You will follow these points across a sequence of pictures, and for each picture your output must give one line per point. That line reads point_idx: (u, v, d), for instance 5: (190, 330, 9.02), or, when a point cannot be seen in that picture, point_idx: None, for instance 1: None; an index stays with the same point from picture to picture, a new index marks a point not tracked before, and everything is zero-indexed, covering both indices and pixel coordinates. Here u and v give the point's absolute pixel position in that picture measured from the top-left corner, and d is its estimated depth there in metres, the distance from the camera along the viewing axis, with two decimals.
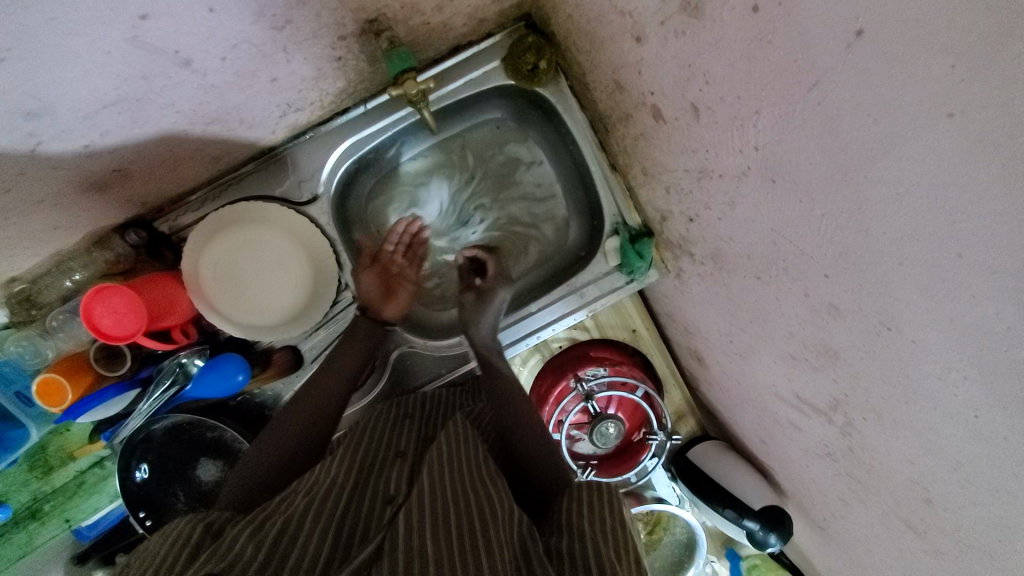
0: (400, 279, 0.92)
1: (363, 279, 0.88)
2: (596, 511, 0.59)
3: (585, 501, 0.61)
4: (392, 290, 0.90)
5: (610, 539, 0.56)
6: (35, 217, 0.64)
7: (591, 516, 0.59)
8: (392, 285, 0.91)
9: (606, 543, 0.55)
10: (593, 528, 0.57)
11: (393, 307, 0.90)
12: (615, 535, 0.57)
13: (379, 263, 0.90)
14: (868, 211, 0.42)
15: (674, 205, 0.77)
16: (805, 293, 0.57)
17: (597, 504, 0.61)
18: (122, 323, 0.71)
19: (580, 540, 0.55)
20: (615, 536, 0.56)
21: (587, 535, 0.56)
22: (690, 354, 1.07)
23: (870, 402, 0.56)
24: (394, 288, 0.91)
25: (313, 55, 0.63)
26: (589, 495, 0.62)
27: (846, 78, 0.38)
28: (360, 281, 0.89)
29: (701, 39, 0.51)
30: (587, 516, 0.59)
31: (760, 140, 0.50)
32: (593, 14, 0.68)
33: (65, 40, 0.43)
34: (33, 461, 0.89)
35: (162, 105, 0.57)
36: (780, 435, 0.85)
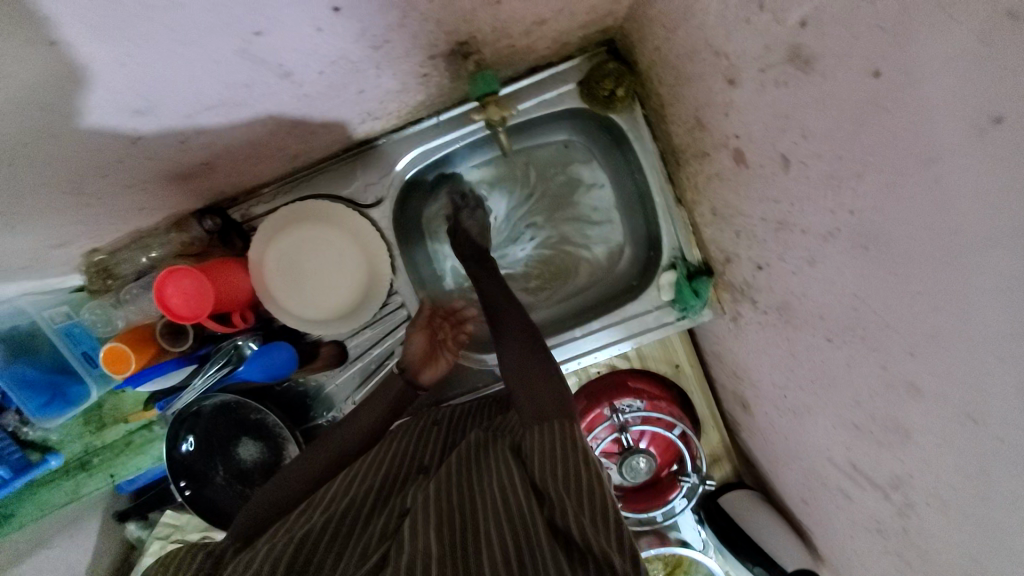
0: (446, 351, 0.91)
1: (415, 339, 0.87)
2: (579, 475, 0.60)
3: (567, 465, 0.62)
4: (436, 358, 0.89)
5: (595, 511, 0.58)
6: (125, 199, 0.67)
7: (570, 483, 0.60)
8: (437, 352, 0.90)
9: (588, 513, 0.57)
10: (573, 499, 0.58)
11: (431, 373, 0.88)
12: (598, 503, 0.58)
13: (430, 327, 0.90)
14: (975, 300, 0.39)
15: (742, 249, 0.74)
16: (883, 366, 0.53)
17: (577, 467, 0.61)
18: (189, 304, 0.75)
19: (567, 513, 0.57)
20: (598, 506, 0.58)
21: (572, 510, 0.57)
22: (735, 399, 1.03)
23: (941, 492, 0.52)
24: (438, 355, 0.90)
25: (400, 71, 0.64)
26: (570, 456, 0.62)
27: (974, 163, 0.35)
28: (409, 339, 0.88)
29: (806, 93, 0.48)
30: (571, 482, 0.60)
31: (857, 205, 0.47)
32: (684, 49, 0.66)
33: (182, 49, 0.45)
34: (87, 417, 0.94)
35: (254, 110, 0.59)
36: (826, 500, 0.81)
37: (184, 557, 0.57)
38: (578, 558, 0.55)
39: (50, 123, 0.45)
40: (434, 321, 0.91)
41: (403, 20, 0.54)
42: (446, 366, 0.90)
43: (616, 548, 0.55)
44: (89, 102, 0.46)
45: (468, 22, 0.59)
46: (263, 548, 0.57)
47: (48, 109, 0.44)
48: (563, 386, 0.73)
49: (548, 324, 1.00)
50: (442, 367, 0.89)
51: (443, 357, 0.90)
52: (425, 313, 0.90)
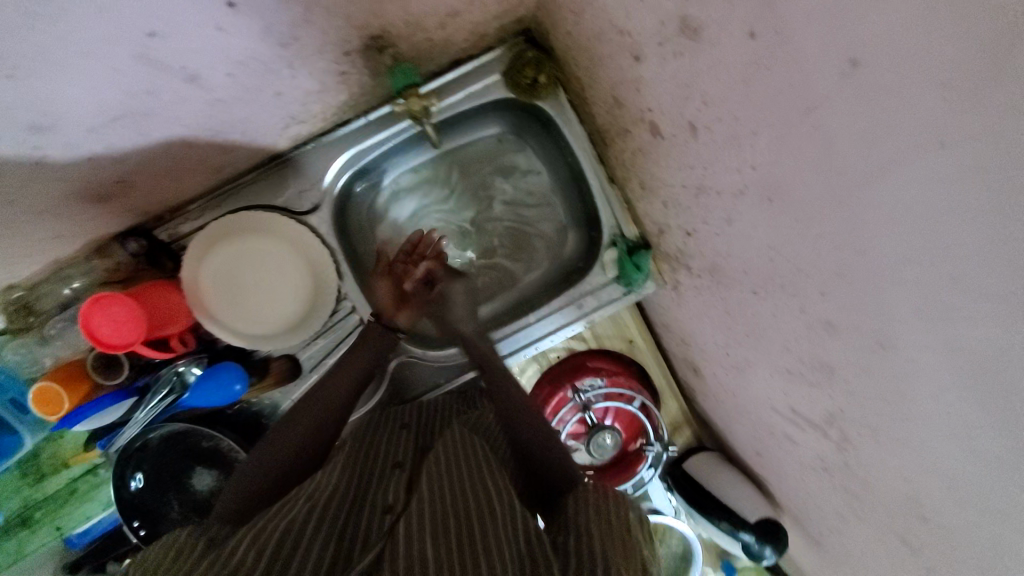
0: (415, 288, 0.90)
1: (378, 285, 0.89)
2: (611, 513, 0.59)
3: (601, 500, 0.61)
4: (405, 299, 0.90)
5: (620, 546, 0.55)
6: (36, 226, 0.64)
7: (601, 513, 0.59)
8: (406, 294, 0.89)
9: (612, 542, 0.55)
10: (603, 528, 0.57)
11: (406, 315, 0.89)
12: (624, 536, 0.57)
13: (392, 271, 0.90)
14: (864, 231, 0.43)
15: (671, 219, 0.78)
16: (801, 309, 0.57)
17: (608, 506, 0.60)
18: (121, 331, 0.71)
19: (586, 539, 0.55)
20: (624, 541, 0.56)
21: (593, 533, 0.56)
22: (686, 365, 1.08)
23: (866, 418, 0.57)
24: (407, 295, 0.89)
25: (317, 70, 0.64)
26: (605, 498, 0.62)
27: (843, 104, 0.39)
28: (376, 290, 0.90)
29: (699, 60, 0.52)
30: (601, 516, 0.58)
31: (757, 159, 0.51)
32: (593, 32, 0.69)
33: (76, 57, 0.43)
34: (24, 469, 0.89)
35: (167, 119, 0.58)
36: (776, 447, 0.86)
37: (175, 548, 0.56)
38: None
39: None
40: (395, 264, 0.91)
41: (309, 14, 0.54)
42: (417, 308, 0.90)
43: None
44: None
45: (379, 16, 0.59)
46: (248, 536, 0.56)
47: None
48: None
49: (504, 314, 1.01)
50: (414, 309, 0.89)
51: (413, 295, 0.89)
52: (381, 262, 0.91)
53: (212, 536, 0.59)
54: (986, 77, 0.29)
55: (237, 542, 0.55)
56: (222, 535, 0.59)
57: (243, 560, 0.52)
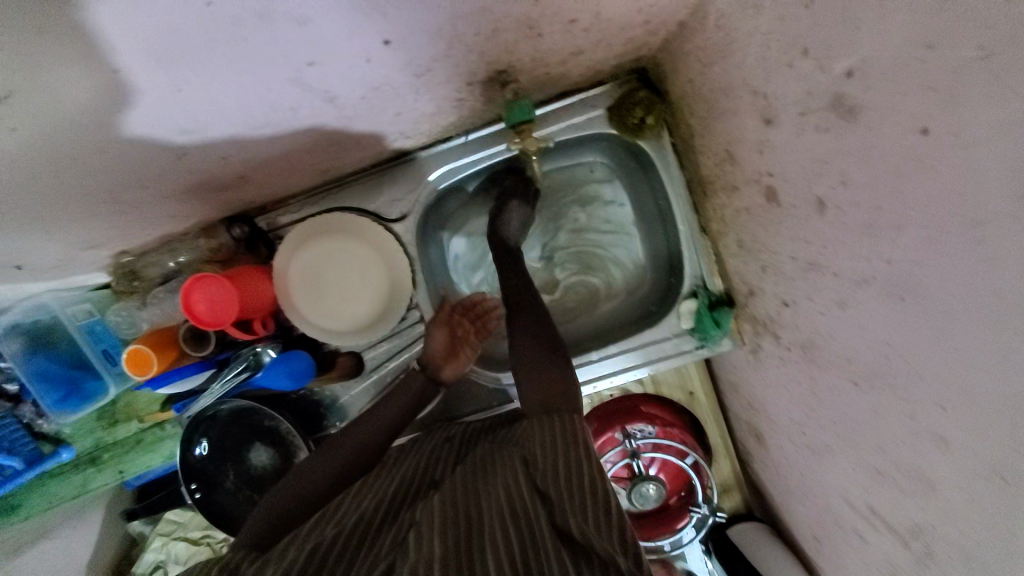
0: (468, 347, 0.89)
1: (435, 337, 0.87)
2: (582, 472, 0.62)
3: (570, 461, 0.64)
4: (458, 353, 0.88)
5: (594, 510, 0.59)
6: (157, 208, 0.69)
7: (575, 478, 0.62)
8: (458, 350, 0.89)
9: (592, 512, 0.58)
10: (579, 494, 0.60)
11: (452, 369, 0.88)
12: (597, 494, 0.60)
13: (451, 323, 0.89)
14: (1015, 366, 0.38)
15: (767, 284, 0.74)
16: (911, 415, 0.53)
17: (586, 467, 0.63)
18: (214, 311, 0.76)
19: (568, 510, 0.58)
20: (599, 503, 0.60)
21: (579, 509, 0.58)
22: (749, 430, 1.02)
23: (964, 548, 0.51)
24: (459, 350, 0.88)
25: (437, 97, 0.65)
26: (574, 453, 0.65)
27: (1021, 229, 0.34)
28: (430, 335, 0.88)
29: (846, 140, 0.48)
30: (573, 479, 0.62)
31: (895, 256, 0.47)
32: (719, 85, 0.66)
33: (238, 76, 0.46)
34: (102, 412, 0.96)
35: (295, 130, 0.61)
36: (840, 541, 0.80)
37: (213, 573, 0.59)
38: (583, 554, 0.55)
39: (105, 136, 0.47)
40: (455, 317, 0.90)
41: (447, 51, 0.54)
42: (468, 362, 0.89)
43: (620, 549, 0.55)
44: (142, 120, 0.48)
45: (511, 53, 0.59)
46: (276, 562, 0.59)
47: (104, 123, 0.46)
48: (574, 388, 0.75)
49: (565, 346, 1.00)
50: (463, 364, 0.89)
51: (464, 354, 0.89)
52: (444, 310, 0.90)
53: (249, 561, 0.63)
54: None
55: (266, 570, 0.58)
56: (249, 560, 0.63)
57: None
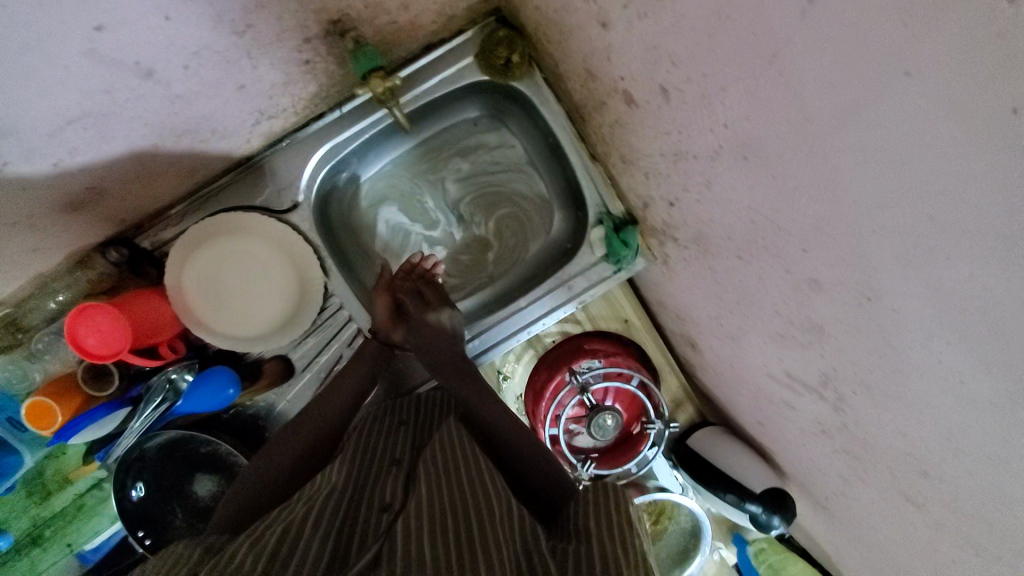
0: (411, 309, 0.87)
1: (378, 300, 0.87)
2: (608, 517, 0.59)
3: (598, 507, 0.61)
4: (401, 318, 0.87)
5: (616, 542, 0.55)
6: (11, 239, 0.63)
7: (602, 521, 0.58)
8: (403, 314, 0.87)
9: (612, 544, 0.55)
10: (605, 531, 0.56)
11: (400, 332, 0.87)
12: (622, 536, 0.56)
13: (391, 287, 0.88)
14: (840, 181, 0.41)
15: (654, 191, 0.77)
16: (786, 269, 0.56)
17: (607, 504, 0.61)
18: (107, 341, 0.71)
19: (589, 545, 0.55)
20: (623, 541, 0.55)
21: (594, 540, 0.56)
22: (683, 341, 1.07)
23: (858, 375, 0.55)
24: (403, 314, 0.87)
25: (279, 60, 0.65)
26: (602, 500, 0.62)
27: (808, 44, 0.37)
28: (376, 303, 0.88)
29: (663, 19, 0.51)
30: (599, 521, 0.58)
31: (729, 117, 0.50)
32: (560, 4, 0.69)
33: (21, 57, 0.45)
34: (30, 487, 0.89)
35: (129, 120, 0.59)
36: (777, 416, 0.84)
37: (175, 554, 0.55)
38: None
39: None
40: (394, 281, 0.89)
41: (259, 1, 0.56)
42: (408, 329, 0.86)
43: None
44: None
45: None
46: (246, 541, 0.55)
47: None
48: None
49: (494, 301, 1.00)
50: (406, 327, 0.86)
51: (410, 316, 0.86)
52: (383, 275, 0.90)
53: (214, 544, 0.59)
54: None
55: (235, 547, 0.54)
56: (218, 544, 0.59)
57: (242, 562, 0.52)
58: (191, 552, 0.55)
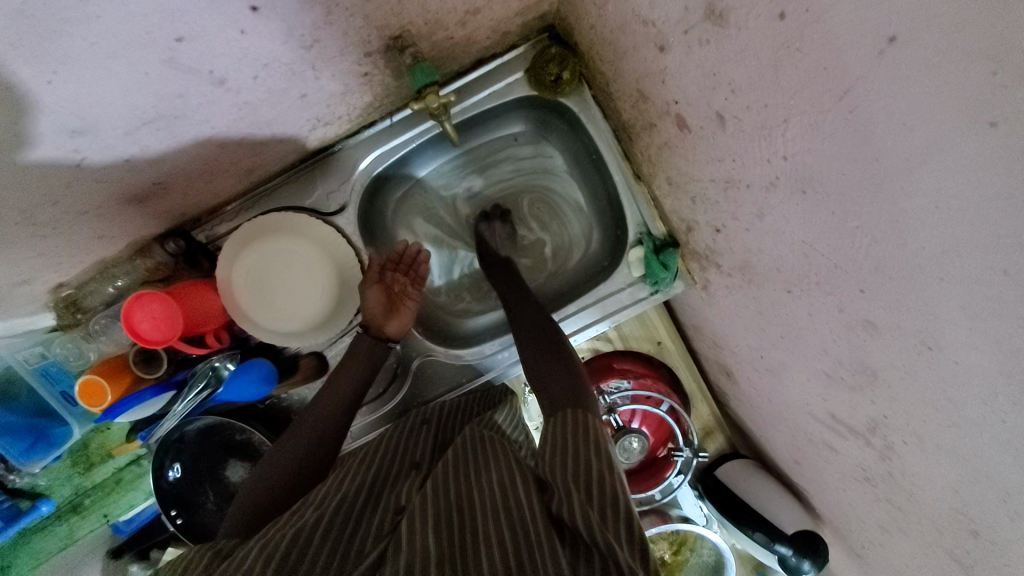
0: (406, 300, 0.91)
1: (369, 293, 0.87)
2: (588, 467, 0.57)
3: (572, 457, 0.59)
4: (398, 308, 0.89)
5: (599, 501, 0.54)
6: (82, 228, 0.68)
7: (578, 474, 0.57)
8: (397, 304, 0.89)
9: (594, 504, 0.54)
10: (582, 488, 0.55)
11: (397, 324, 0.88)
12: (604, 492, 0.55)
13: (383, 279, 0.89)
14: (905, 224, 0.39)
15: (699, 215, 0.76)
16: (839, 308, 0.54)
17: (585, 455, 0.59)
18: (159, 328, 0.74)
19: (570, 504, 0.54)
20: (605, 499, 0.54)
21: (575, 497, 0.54)
22: (719, 369, 1.04)
23: (910, 425, 0.52)
24: (398, 305, 0.89)
25: (340, 71, 0.69)
26: (580, 448, 0.61)
27: (880, 84, 0.36)
28: (364, 295, 0.87)
29: (726, 47, 0.51)
30: (578, 472, 0.57)
31: (789, 149, 0.49)
32: (616, 24, 0.69)
33: (108, 63, 0.48)
34: (76, 458, 0.92)
35: (195, 122, 0.62)
36: (815, 456, 0.80)
37: (190, 559, 0.56)
38: (584, 552, 0.51)
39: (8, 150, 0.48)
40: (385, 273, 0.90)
41: (328, 16, 0.58)
42: (408, 316, 0.90)
43: (624, 541, 0.50)
44: (37, 124, 0.49)
45: (397, 16, 0.64)
46: (256, 545, 0.55)
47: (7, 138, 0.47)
48: (585, 389, 0.72)
49: None
50: (405, 316, 0.89)
51: (405, 306, 0.90)
52: (372, 269, 0.89)
53: (226, 547, 0.59)
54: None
55: (246, 551, 0.55)
56: (229, 547, 0.59)
57: (252, 565, 0.52)
58: (202, 559, 0.56)
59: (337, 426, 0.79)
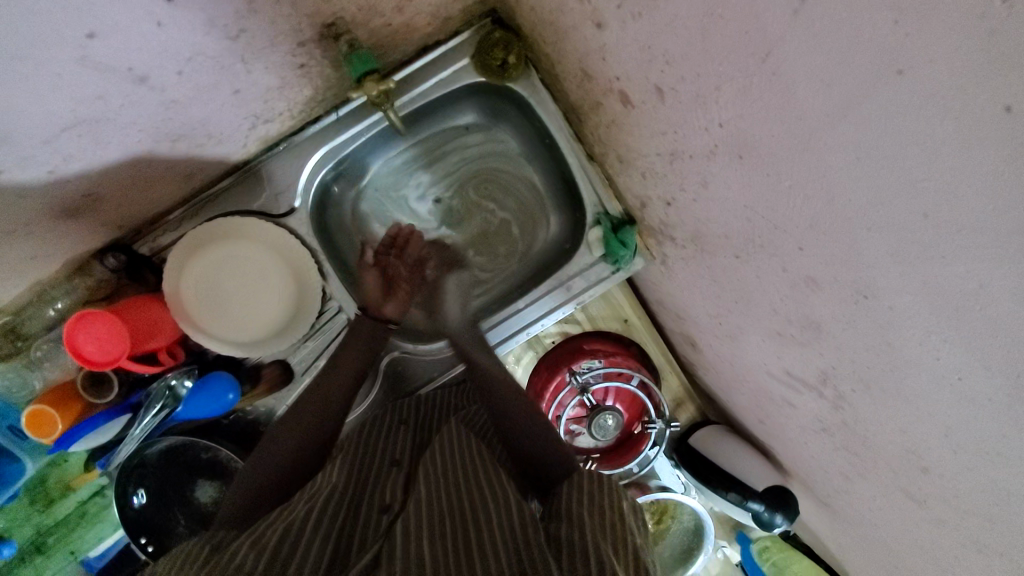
0: (403, 282, 0.92)
1: (365, 279, 0.90)
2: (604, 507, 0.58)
3: (585, 495, 0.59)
4: (394, 291, 0.90)
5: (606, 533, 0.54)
6: (9, 248, 0.63)
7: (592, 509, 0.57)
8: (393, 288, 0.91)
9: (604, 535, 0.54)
10: (593, 519, 0.55)
11: (393, 306, 0.89)
12: (615, 525, 0.56)
13: (380, 264, 0.92)
14: (834, 177, 0.41)
15: (650, 190, 0.77)
16: (783, 267, 0.56)
17: (600, 496, 0.59)
18: (105, 347, 0.70)
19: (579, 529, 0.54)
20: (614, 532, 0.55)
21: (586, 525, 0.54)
22: (683, 340, 1.07)
23: (857, 372, 0.55)
24: (394, 287, 0.90)
25: (273, 63, 0.67)
26: (592, 487, 0.61)
27: (798, 43, 0.38)
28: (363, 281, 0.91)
29: (656, 18, 0.52)
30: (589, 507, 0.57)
31: (724, 116, 0.51)
32: (554, 5, 0.69)
33: (12, 63, 0.45)
34: (33, 495, 0.88)
35: (121, 124, 0.59)
36: (777, 414, 0.84)
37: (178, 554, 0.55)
38: None
39: None
40: (383, 257, 0.93)
41: (251, 4, 0.56)
42: (405, 298, 0.91)
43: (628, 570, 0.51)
44: None
45: (329, 3, 0.62)
46: (247, 540, 0.54)
47: None
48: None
49: (493, 302, 1.01)
50: (399, 300, 0.89)
51: (400, 288, 0.91)
52: (371, 254, 0.92)
53: (219, 537, 0.58)
54: None
55: (237, 546, 0.54)
56: (226, 537, 0.58)
57: (244, 560, 0.51)
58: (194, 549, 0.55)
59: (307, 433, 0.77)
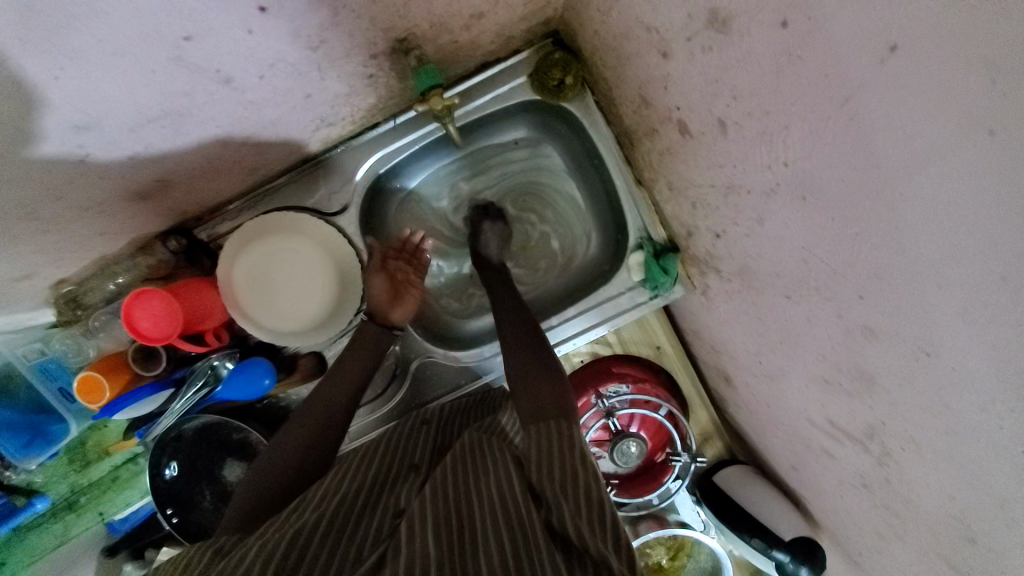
0: (412, 286, 0.90)
1: (373, 281, 0.87)
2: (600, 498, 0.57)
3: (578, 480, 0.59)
4: (402, 296, 0.89)
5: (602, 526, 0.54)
6: (84, 224, 0.68)
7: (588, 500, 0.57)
8: (403, 291, 0.89)
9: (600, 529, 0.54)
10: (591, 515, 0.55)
11: (401, 311, 0.88)
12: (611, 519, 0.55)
13: (387, 267, 0.89)
14: (905, 229, 0.40)
15: (699, 221, 0.76)
16: (838, 314, 0.54)
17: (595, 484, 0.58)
18: (158, 325, 0.74)
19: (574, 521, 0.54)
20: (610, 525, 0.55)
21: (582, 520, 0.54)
22: (717, 374, 1.04)
23: (907, 432, 0.52)
24: (403, 292, 0.89)
25: (345, 72, 0.70)
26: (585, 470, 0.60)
27: (880, 93, 0.37)
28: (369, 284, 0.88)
29: (727, 53, 0.52)
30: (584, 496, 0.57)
31: (789, 156, 0.50)
32: (620, 31, 0.70)
33: (114, 60, 0.48)
34: (73, 455, 0.91)
35: (198, 119, 0.63)
36: (812, 462, 0.80)
37: (189, 558, 0.57)
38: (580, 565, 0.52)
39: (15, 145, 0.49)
40: (390, 259, 0.90)
41: (334, 18, 0.59)
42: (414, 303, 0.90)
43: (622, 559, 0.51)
44: (43, 119, 0.49)
45: (404, 19, 0.64)
46: (258, 541, 0.57)
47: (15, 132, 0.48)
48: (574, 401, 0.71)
49: None
50: (410, 303, 0.88)
51: (410, 293, 0.89)
52: (377, 256, 0.90)
53: (229, 542, 0.60)
54: (1018, 48, 0.27)
55: (247, 548, 0.56)
56: (230, 543, 0.60)
57: (252, 564, 0.53)
58: (203, 556, 0.57)
59: (332, 426, 0.78)
